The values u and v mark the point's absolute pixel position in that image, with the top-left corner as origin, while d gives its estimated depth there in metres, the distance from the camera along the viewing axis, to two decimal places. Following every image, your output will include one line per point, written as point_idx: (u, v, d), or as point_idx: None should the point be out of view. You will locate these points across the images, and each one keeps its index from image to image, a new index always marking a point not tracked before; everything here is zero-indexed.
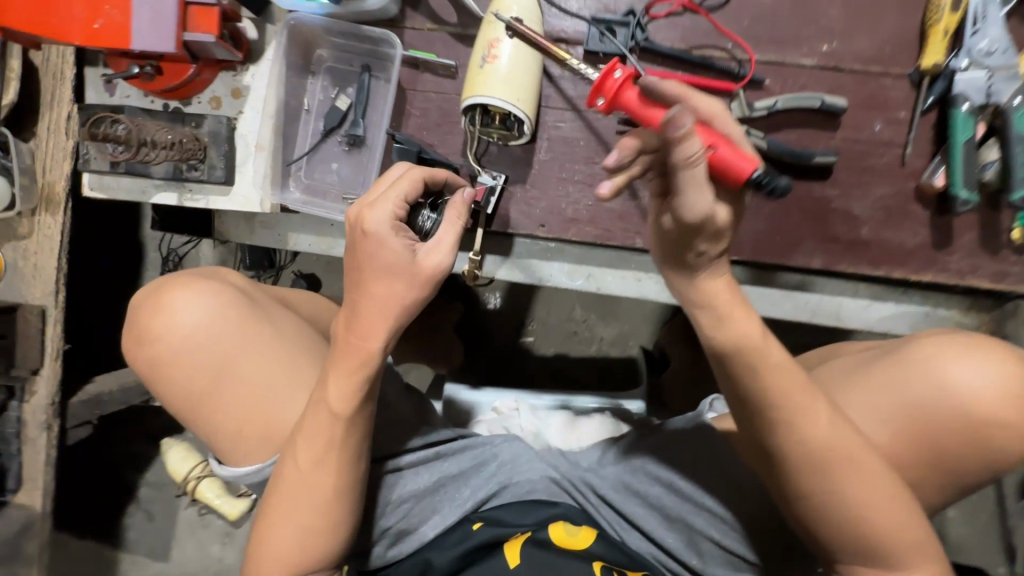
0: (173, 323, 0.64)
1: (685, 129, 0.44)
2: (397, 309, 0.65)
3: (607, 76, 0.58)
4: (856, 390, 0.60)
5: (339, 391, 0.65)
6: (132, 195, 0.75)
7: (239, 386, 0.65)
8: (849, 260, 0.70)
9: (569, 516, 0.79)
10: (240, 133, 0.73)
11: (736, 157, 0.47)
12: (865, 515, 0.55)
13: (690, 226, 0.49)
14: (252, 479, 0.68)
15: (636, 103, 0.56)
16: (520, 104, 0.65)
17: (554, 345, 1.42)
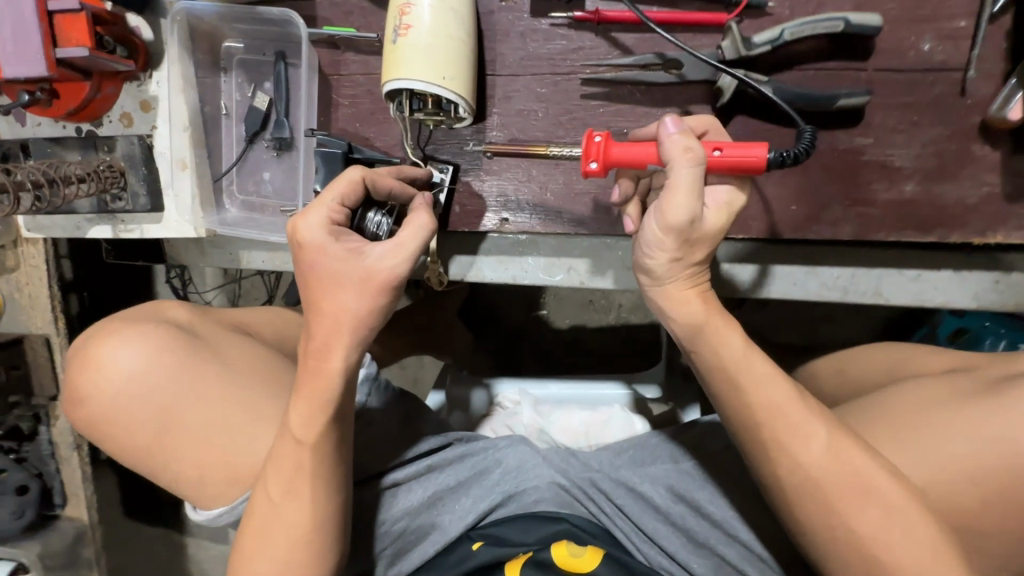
0: (105, 375, 0.61)
1: (681, 129, 0.48)
2: (351, 324, 0.55)
3: (591, 142, 0.51)
4: (896, 426, 0.55)
5: (299, 416, 0.57)
6: (67, 232, 0.72)
7: (186, 431, 0.62)
8: (890, 224, 0.57)
9: (577, 530, 0.71)
10: (158, 152, 0.67)
11: (743, 149, 0.48)
12: (887, 554, 0.48)
13: (675, 232, 0.49)
14: (227, 519, 0.66)
15: (634, 155, 0.50)
16: (448, 84, 0.53)
17: (569, 316, 1.30)
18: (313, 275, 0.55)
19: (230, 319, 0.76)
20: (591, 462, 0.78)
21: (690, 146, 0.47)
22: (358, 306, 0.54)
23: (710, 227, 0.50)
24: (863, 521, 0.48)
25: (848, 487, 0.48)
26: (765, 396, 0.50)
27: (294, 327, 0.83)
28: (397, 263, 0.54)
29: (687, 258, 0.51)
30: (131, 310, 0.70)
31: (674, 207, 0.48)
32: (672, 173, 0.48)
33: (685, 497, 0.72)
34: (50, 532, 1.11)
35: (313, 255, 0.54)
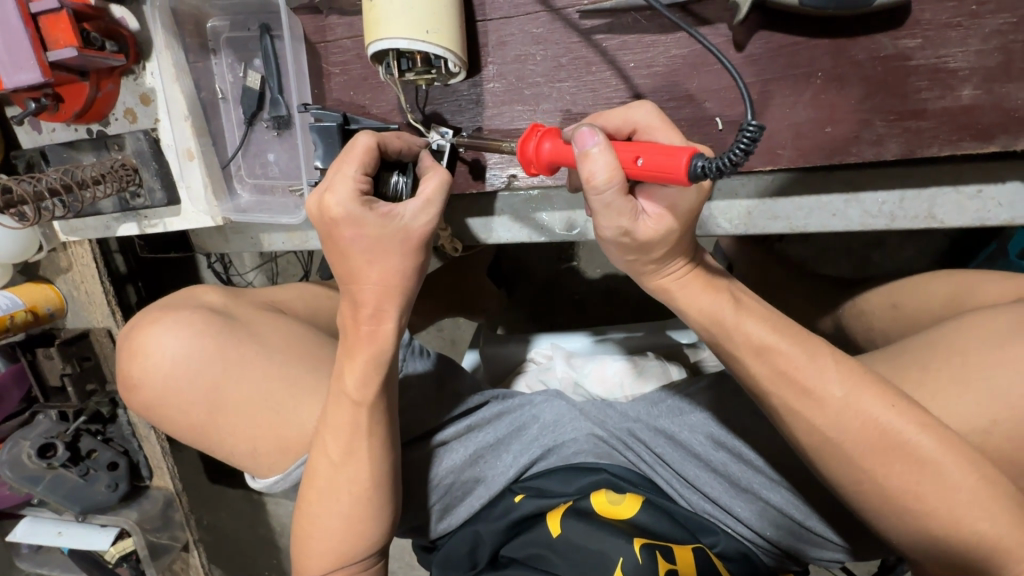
0: (153, 361, 0.65)
1: (590, 148, 0.41)
2: (398, 284, 0.53)
3: (523, 143, 0.47)
4: (958, 369, 0.51)
5: (353, 379, 0.58)
6: (100, 232, 0.75)
7: (232, 408, 0.66)
8: (943, 136, 0.50)
9: (616, 479, 0.72)
10: (166, 145, 0.68)
11: (664, 157, 0.40)
12: (935, 510, 0.45)
13: (612, 243, 0.46)
14: (282, 485, 0.70)
15: (565, 156, 0.45)
16: (432, 39, 0.50)
17: (601, 266, 1.27)
18: (350, 249, 0.51)
19: (263, 299, 0.78)
20: (629, 412, 0.77)
21: (595, 171, 0.41)
22: (404, 265, 0.53)
23: (651, 237, 0.45)
24: (895, 475, 0.46)
25: (879, 445, 0.46)
26: (780, 352, 0.47)
27: (324, 302, 0.85)
28: (429, 222, 0.53)
29: (643, 258, 0.47)
30: (169, 300, 0.73)
31: (602, 225, 0.45)
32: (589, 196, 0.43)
33: (725, 444, 0.71)
34: (144, 499, 1.20)
35: (348, 229, 0.50)
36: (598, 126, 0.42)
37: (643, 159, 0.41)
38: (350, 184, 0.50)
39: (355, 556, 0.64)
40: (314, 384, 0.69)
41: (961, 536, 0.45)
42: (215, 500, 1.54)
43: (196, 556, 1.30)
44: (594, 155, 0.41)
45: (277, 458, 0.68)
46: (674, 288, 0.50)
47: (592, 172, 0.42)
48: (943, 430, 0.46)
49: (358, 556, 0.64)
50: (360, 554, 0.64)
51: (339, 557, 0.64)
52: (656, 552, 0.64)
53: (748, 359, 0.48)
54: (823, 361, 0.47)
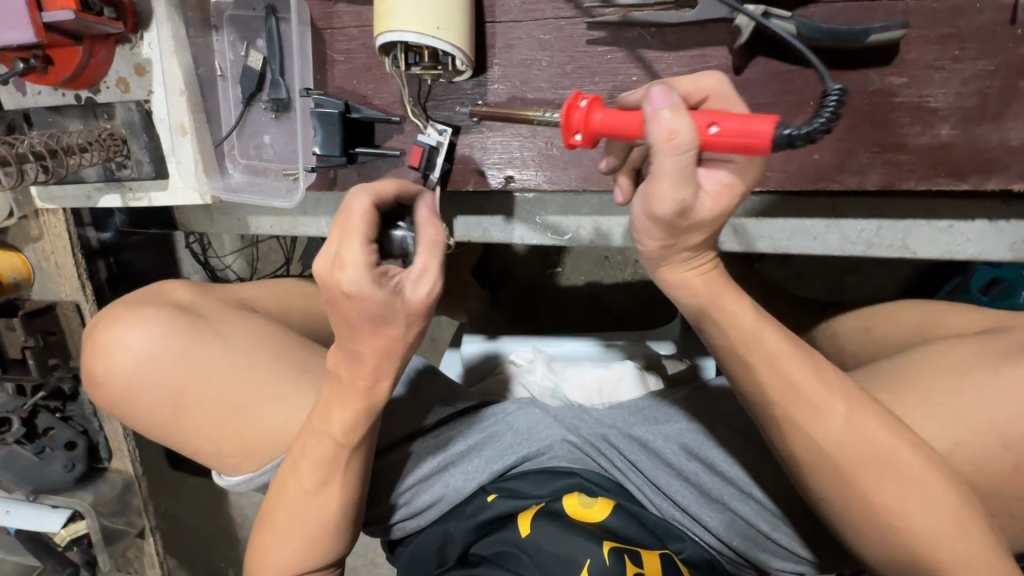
0: (116, 358, 0.64)
1: (669, 106, 0.35)
2: (398, 346, 0.52)
3: (570, 110, 0.42)
4: (922, 394, 0.54)
5: (343, 420, 0.56)
6: (79, 201, 0.72)
7: (199, 406, 0.65)
8: (920, 170, 0.53)
9: (587, 483, 0.73)
10: (157, 118, 0.67)
11: (747, 122, 0.35)
12: (895, 529, 0.47)
13: (662, 224, 0.39)
14: (244, 485, 0.69)
15: (618, 124, 0.40)
16: (443, 35, 0.50)
17: (584, 274, 1.30)
18: (352, 320, 0.49)
19: (234, 296, 0.78)
20: (604, 419, 0.79)
21: (672, 132, 0.35)
22: (406, 334, 0.51)
23: (704, 222, 0.40)
24: (883, 492, 0.46)
25: (872, 459, 0.46)
26: (778, 375, 0.45)
27: (301, 299, 0.85)
28: (429, 291, 0.51)
29: (681, 244, 0.41)
30: (137, 294, 0.72)
31: (659, 204, 0.38)
32: (656, 163, 0.37)
33: (698, 456, 0.73)
34: (100, 482, 1.17)
35: (355, 306, 0.47)
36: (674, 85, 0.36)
37: (724, 123, 0.36)
38: (362, 264, 0.46)
39: (310, 566, 0.63)
40: (287, 383, 0.68)
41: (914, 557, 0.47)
42: (175, 486, 1.49)
43: (152, 542, 1.27)
44: (669, 119, 0.35)
45: (236, 462, 0.68)
46: (700, 287, 0.45)
47: (670, 133, 0.35)
48: (907, 450, 0.48)
49: (316, 567, 0.63)
50: (316, 564, 0.63)
51: (298, 568, 0.63)
52: (625, 556, 0.64)
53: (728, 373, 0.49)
54: (826, 378, 0.46)
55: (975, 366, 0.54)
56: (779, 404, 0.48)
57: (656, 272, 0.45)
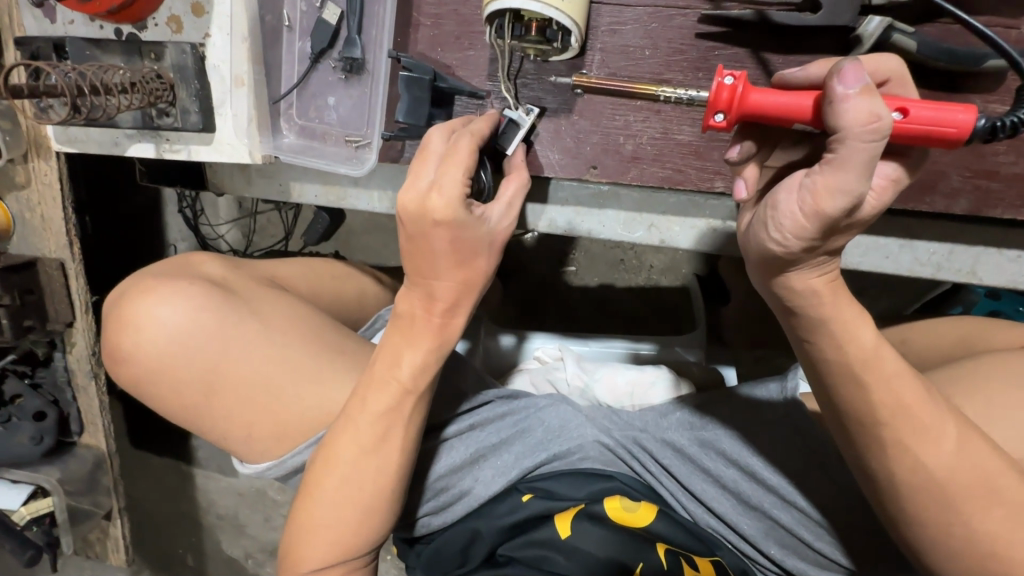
0: (146, 334, 0.58)
1: (863, 88, 0.37)
2: (478, 282, 0.53)
3: (722, 88, 0.43)
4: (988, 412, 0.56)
5: (411, 364, 0.55)
6: (106, 148, 0.67)
7: (231, 389, 0.59)
8: (1009, 199, 0.55)
9: (626, 487, 0.72)
10: (211, 65, 0.62)
11: (939, 112, 0.39)
12: (960, 530, 0.50)
13: (827, 220, 0.40)
14: (276, 473, 0.62)
15: (775, 104, 0.42)
16: (566, 8, 0.49)
17: (598, 274, 1.25)
18: (435, 249, 0.50)
19: (263, 272, 0.70)
20: (634, 420, 0.77)
21: (875, 114, 0.37)
22: (489, 268, 0.52)
23: (863, 217, 0.41)
24: (986, 519, 0.49)
25: (974, 479, 0.49)
26: (855, 384, 0.49)
27: (332, 284, 0.76)
28: (510, 224, 0.53)
29: (825, 246, 0.43)
30: (163, 266, 0.66)
31: (835, 190, 0.39)
32: (846, 146, 0.38)
33: (738, 462, 0.71)
34: (69, 458, 1.04)
35: (448, 232, 0.49)
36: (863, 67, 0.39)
37: (913, 110, 0.39)
38: (460, 185, 0.48)
39: (357, 552, 0.59)
40: (327, 364, 0.62)
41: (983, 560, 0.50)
42: (140, 469, 1.36)
43: (119, 526, 1.11)
44: (864, 104, 0.37)
45: (261, 449, 0.62)
46: (824, 293, 0.47)
47: (871, 114, 0.37)
48: (990, 467, 0.49)
49: (359, 553, 0.59)
50: (360, 551, 0.59)
51: (342, 553, 0.58)
52: (681, 558, 0.66)
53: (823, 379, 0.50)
54: (936, 405, 0.49)
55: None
56: (871, 413, 0.49)
57: (779, 274, 0.47)
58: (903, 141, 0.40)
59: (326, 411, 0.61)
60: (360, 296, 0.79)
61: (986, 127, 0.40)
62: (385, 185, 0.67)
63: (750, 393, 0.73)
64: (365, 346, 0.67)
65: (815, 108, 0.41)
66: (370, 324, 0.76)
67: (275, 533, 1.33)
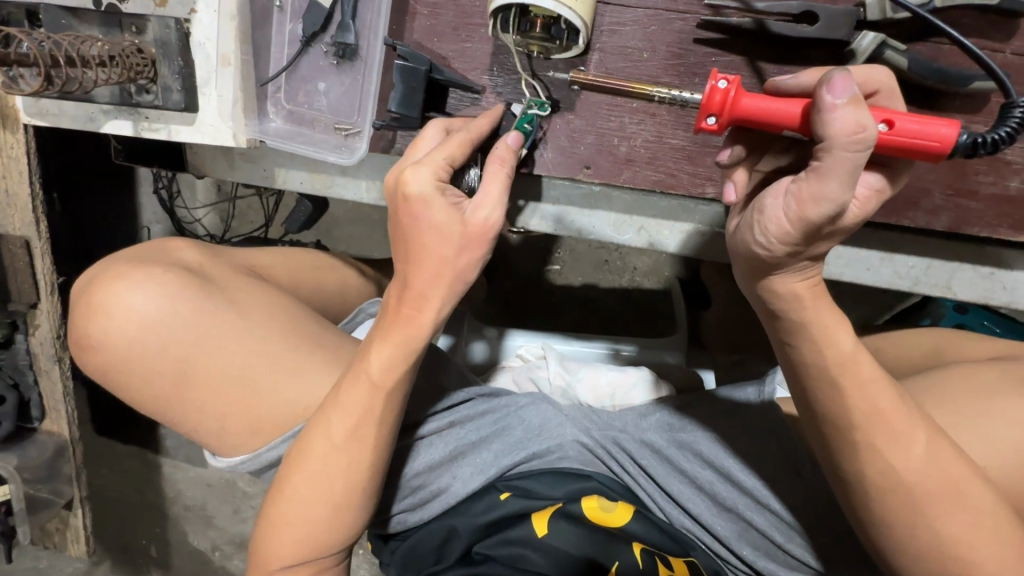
0: (116, 324, 0.55)
1: (851, 97, 0.37)
2: (454, 275, 0.50)
3: (715, 90, 0.43)
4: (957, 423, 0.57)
5: (380, 360, 0.53)
6: (79, 123, 0.64)
7: (206, 381, 0.57)
8: (987, 218, 0.56)
9: (604, 488, 0.72)
10: (196, 42, 0.60)
11: (924, 125, 0.39)
12: (928, 536, 0.51)
13: (809, 226, 0.40)
14: (249, 467, 0.61)
15: (766, 110, 0.43)
16: (579, 8, 0.49)
17: (582, 274, 1.25)
18: (417, 227, 0.49)
19: (244, 262, 0.68)
20: (614, 421, 0.77)
21: (861, 124, 0.37)
22: (468, 262, 0.50)
23: (846, 225, 0.41)
24: (950, 523, 0.50)
25: (943, 488, 0.50)
26: (835, 391, 0.50)
27: (313, 274, 0.74)
28: (491, 215, 0.49)
29: (806, 252, 0.44)
30: (136, 251, 0.63)
31: (819, 199, 0.39)
32: (831, 156, 0.38)
33: (714, 464, 0.71)
34: (28, 444, 1.00)
35: (417, 209, 0.48)
36: (854, 77, 0.38)
37: (899, 121, 0.39)
38: (435, 168, 0.48)
39: (332, 548, 0.58)
40: (306, 358, 0.60)
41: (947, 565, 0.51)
42: (103, 457, 1.32)
43: (79, 516, 1.07)
44: (851, 115, 0.37)
45: (234, 444, 0.60)
46: (802, 300, 0.48)
47: (858, 124, 0.37)
48: (958, 475, 0.50)
49: (334, 549, 0.58)
50: (336, 547, 0.58)
51: (315, 548, 0.57)
52: (656, 558, 0.66)
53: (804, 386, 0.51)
54: (907, 412, 0.50)
55: (1002, 393, 0.57)
56: (848, 420, 0.50)
57: (763, 278, 0.48)
58: (887, 152, 0.40)
59: (304, 405, 0.59)
60: (342, 288, 0.77)
61: (969, 143, 0.40)
62: (373, 176, 0.65)
63: (730, 397, 0.75)
64: (344, 339, 0.65)
65: (804, 116, 0.42)
66: (352, 318, 0.75)
67: (243, 525, 1.30)
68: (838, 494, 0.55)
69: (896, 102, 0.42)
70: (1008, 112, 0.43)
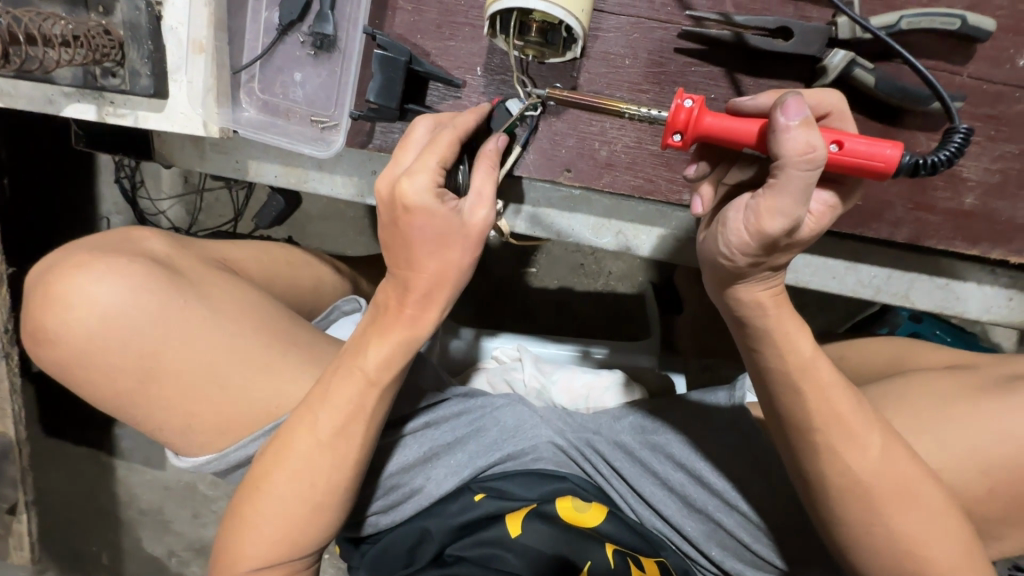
0: (76, 315, 0.52)
1: (803, 119, 0.39)
2: (454, 277, 0.50)
3: (679, 108, 0.44)
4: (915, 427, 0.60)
5: (376, 356, 0.52)
6: (37, 105, 0.61)
7: (171, 377, 0.55)
8: (944, 231, 0.59)
9: (577, 488, 0.72)
10: (168, 26, 0.57)
11: (871, 147, 0.41)
12: (887, 536, 0.53)
13: (767, 240, 0.42)
14: (216, 466, 0.59)
15: (727, 128, 0.44)
16: (582, 19, 0.50)
17: (558, 277, 1.26)
18: (410, 234, 0.48)
19: (213, 255, 0.66)
20: (588, 424, 0.78)
21: (809, 143, 0.38)
22: (464, 261, 0.50)
23: (802, 239, 0.43)
24: (906, 522, 0.53)
25: (900, 488, 0.52)
26: (800, 395, 0.51)
27: (284, 269, 0.73)
28: (489, 214, 0.49)
29: (769, 263, 0.45)
30: (99, 239, 0.60)
31: (775, 215, 0.40)
32: (785, 173, 0.39)
33: (684, 466, 0.72)
34: None
35: (415, 217, 0.47)
36: (806, 100, 0.40)
37: (849, 143, 0.41)
38: (429, 174, 0.47)
39: (302, 551, 0.56)
40: (278, 355, 0.59)
41: (905, 562, 0.54)
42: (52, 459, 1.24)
43: (24, 522, 1.01)
44: (801, 136, 0.38)
45: (199, 444, 0.58)
46: (770, 305, 0.50)
47: (808, 143, 0.38)
48: (916, 476, 0.53)
49: (304, 552, 0.57)
50: (306, 550, 0.57)
51: (286, 551, 0.56)
52: (627, 559, 0.67)
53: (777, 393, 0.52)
54: (869, 415, 0.52)
55: (954, 400, 0.60)
56: (810, 426, 0.52)
57: (730, 286, 0.49)
58: (837, 171, 0.42)
59: (276, 403, 0.58)
60: (316, 285, 0.75)
61: (913, 164, 0.42)
62: (350, 171, 0.64)
63: (699, 399, 0.76)
64: (318, 337, 0.64)
65: (761, 135, 0.43)
66: (325, 315, 0.73)
67: (204, 530, 1.25)
68: (804, 496, 0.57)
69: (846, 124, 0.44)
70: (949, 138, 0.46)
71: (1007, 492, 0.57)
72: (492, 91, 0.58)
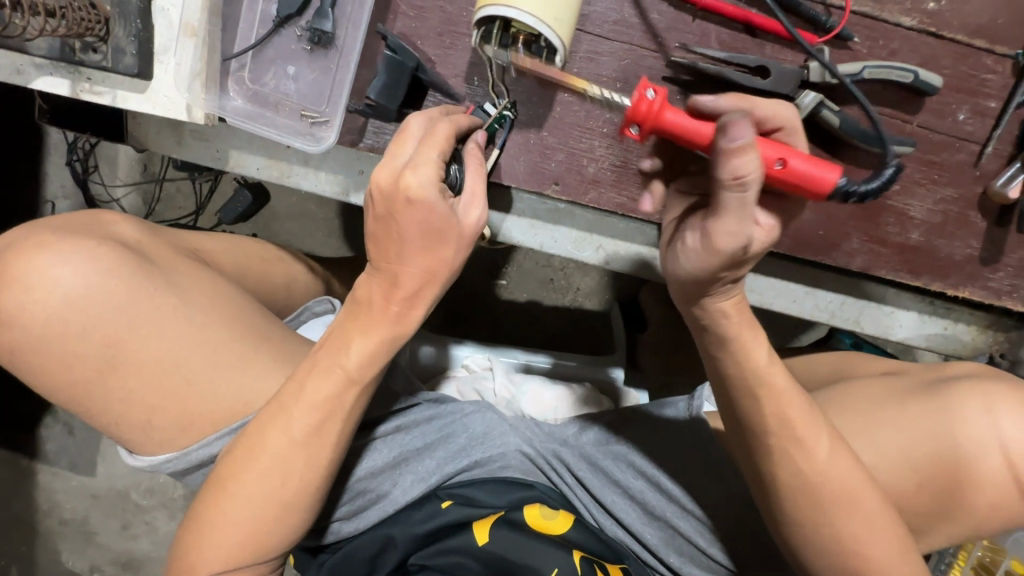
0: (34, 298, 0.49)
1: (742, 142, 0.39)
2: (445, 275, 0.50)
3: (641, 99, 0.47)
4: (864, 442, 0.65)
5: (359, 352, 0.51)
6: (2, 74, 0.57)
7: (135, 369, 0.52)
8: (892, 263, 0.65)
9: (544, 497, 0.72)
10: (159, 7, 0.56)
11: (813, 168, 0.45)
12: (839, 543, 0.57)
13: (722, 256, 0.45)
14: (175, 466, 0.56)
15: (683, 126, 0.47)
16: (556, 28, 0.51)
17: (528, 290, 1.27)
18: (408, 230, 0.48)
19: (184, 243, 0.63)
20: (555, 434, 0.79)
21: (749, 166, 0.39)
22: (454, 260, 0.50)
23: (755, 253, 0.46)
24: (857, 531, 0.56)
25: (854, 498, 0.56)
26: (767, 407, 0.54)
27: (257, 263, 0.70)
28: (481, 215, 0.50)
29: (730, 278, 0.48)
30: (66, 219, 0.56)
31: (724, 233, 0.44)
32: (727, 195, 0.42)
33: (646, 474, 0.75)
34: None
35: (415, 211, 0.47)
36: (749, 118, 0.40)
37: (792, 160, 0.45)
38: (433, 168, 0.47)
39: (264, 556, 0.54)
40: (252, 351, 0.57)
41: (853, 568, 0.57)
42: None
43: None
44: (740, 160, 0.39)
45: (158, 442, 0.55)
46: (737, 313, 0.53)
47: (748, 166, 0.39)
48: (867, 488, 0.57)
49: (266, 558, 0.54)
50: (268, 556, 0.54)
51: (244, 556, 0.53)
52: (595, 565, 0.67)
53: (746, 405, 0.55)
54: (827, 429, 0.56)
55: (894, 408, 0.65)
56: (775, 438, 0.55)
57: (699, 300, 0.52)
58: (780, 185, 0.46)
59: (246, 400, 0.56)
60: (289, 282, 0.73)
61: (846, 188, 0.46)
62: (337, 169, 0.64)
63: (660, 411, 0.78)
64: (292, 335, 0.62)
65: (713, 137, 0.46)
66: (297, 314, 0.72)
67: (136, 543, 1.16)
68: (766, 507, 0.60)
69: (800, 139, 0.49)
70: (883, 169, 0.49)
71: (942, 505, 0.62)
72: (488, 102, 0.60)
